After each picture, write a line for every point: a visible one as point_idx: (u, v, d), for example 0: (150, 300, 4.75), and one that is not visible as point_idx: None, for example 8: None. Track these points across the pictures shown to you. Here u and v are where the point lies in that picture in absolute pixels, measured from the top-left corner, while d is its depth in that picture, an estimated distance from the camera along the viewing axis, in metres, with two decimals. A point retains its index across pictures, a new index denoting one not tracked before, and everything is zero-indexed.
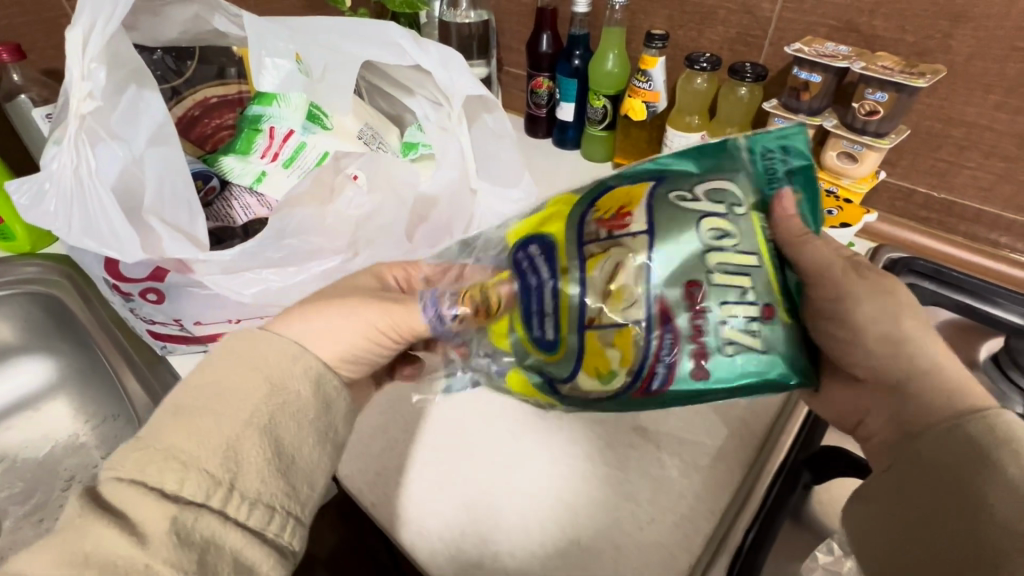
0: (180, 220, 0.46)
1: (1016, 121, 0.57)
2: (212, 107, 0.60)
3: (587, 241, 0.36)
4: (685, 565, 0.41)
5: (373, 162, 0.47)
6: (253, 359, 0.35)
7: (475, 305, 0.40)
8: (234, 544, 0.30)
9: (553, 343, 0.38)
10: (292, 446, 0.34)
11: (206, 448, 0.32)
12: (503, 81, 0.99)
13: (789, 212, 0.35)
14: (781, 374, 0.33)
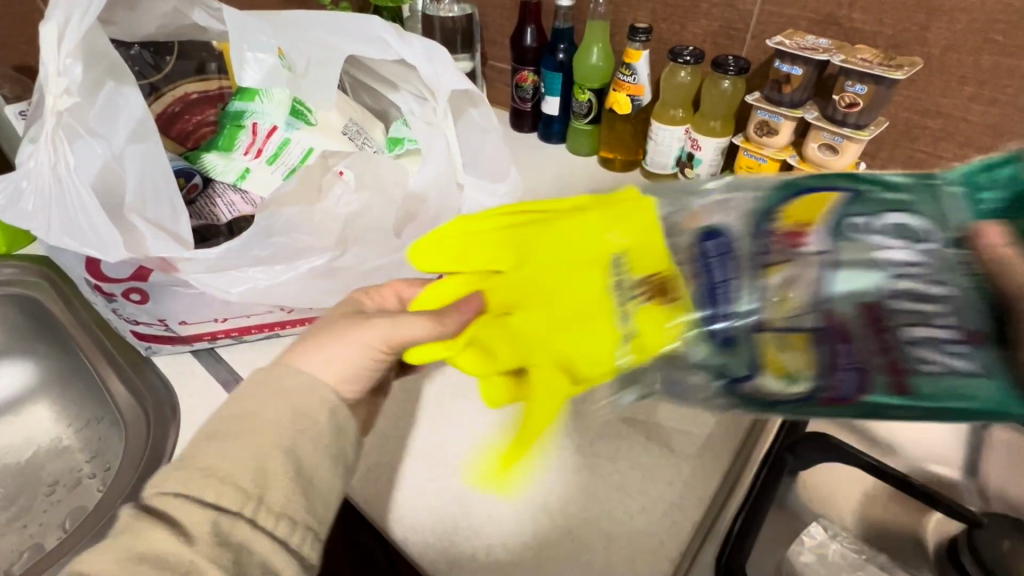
0: (163, 218, 0.44)
1: (990, 112, 0.59)
2: (193, 102, 0.59)
3: (771, 246, 0.33)
4: (675, 550, 0.42)
5: (363, 161, 0.48)
6: (275, 386, 0.39)
7: (644, 288, 0.36)
8: (262, 551, 0.34)
9: (726, 340, 0.33)
10: (311, 467, 0.37)
11: (238, 465, 0.35)
12: (487, 75, 0.98)
13: (999, 243, 0.29)
14: (995, 402, 0.28)
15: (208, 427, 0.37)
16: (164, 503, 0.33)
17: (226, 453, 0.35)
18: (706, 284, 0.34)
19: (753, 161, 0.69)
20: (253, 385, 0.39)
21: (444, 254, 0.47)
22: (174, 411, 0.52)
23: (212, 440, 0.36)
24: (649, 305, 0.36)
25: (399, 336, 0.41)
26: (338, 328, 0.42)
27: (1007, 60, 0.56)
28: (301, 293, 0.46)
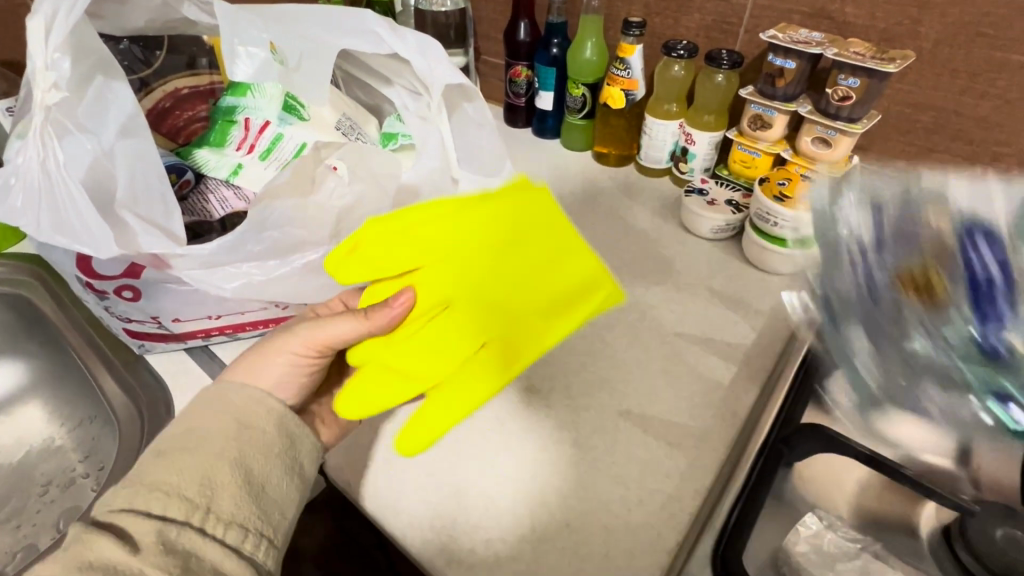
0: (154, 214, 0.43)
1: (981, 105, 0.59)
2: (183, 98, 0.58)
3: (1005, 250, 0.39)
4: (672, 542, 0.42)
5: (354, 152, 0.47)
6: (214, 400, 0.41)
7: (917, 284, 0.42)
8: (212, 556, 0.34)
9: (996, 348, 0.38)
10: (261, 476, 0.39)
11: (186, 478, 0.36)
12: (481, 70, 0.98)
13: None
14: None
15: (156, 446, 0.38)
16: (116, 516, 0.34)
17: (172, 468, 0.36)
18: (956, 281, 0.40)
19: (747, 155, 0.69)
20: (194, 403, 0.41)
21: (366, 262, 0.47)
22: (169, 408, 0.52)
23: (156, 456, 0.37)
24: (926, 296, 0.41)
25: (324, 335, 0.44)
26: (270, 341, 0.45)
27: (998, 53, 0.56)
28: (295, 287, 0.47)
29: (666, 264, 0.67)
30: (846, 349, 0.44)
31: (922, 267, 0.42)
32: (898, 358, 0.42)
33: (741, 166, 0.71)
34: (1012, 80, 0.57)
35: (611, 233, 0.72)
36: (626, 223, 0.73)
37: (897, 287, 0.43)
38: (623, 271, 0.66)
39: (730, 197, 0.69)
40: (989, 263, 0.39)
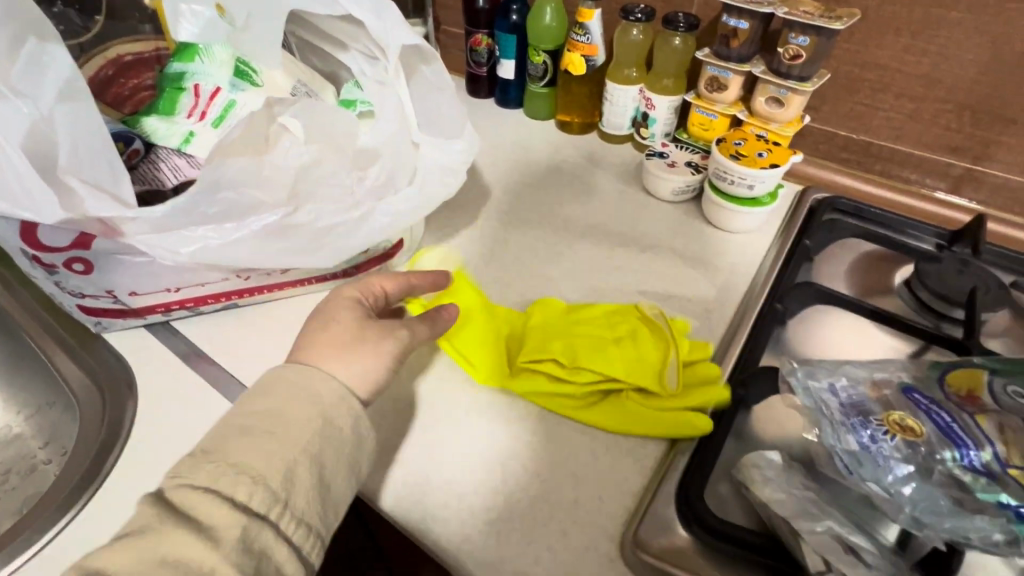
0: (101, 180, 0.42)
1: (923, 62, 0.61)
2: (127, 66, 0.55)
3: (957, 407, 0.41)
4: (637, 485, 0.44)
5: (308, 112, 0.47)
6: (301, 388, 0.41)
7: (904, 428, 0.40)
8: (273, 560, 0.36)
9: (980, 465, 0.37)
10: (331, 477, 0.40)
11: (268, 466, 0.37)
12: (442, 41, 0.97)
13: None
14: None
15: (243, 422, 0.40)
16: (196, 503, 0.35)
17: (253, 453, 0.38)
18: (939, 427, 0.40)
19: (705, 117, 0.71)
20: (269, 384, 0.42)
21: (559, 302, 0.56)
22: (130, 386, 0.51)
23: (238, 435, 0.39)
24: (904, 432, 0.40)
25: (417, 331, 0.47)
26: (345, 324, 0.45)
27: (938, 11, 0.58)
28: (255, 253, 0.45)
29: (630, 228, 0.68)
30: (867, 465, 0.39)
31: (881, 389, 0.43)
32: (914, 472, 0.38)
33: (699, 129, 0.72)
34: (950, 37, 0.59)
35: (577, 200, 0.73)
36: (591, 190, 0.74)
37: (880, 423, 0.41)
38: (588, 236, 0.67)
39: (690, 159, 0.71)
40: (933, 414, 0.41)
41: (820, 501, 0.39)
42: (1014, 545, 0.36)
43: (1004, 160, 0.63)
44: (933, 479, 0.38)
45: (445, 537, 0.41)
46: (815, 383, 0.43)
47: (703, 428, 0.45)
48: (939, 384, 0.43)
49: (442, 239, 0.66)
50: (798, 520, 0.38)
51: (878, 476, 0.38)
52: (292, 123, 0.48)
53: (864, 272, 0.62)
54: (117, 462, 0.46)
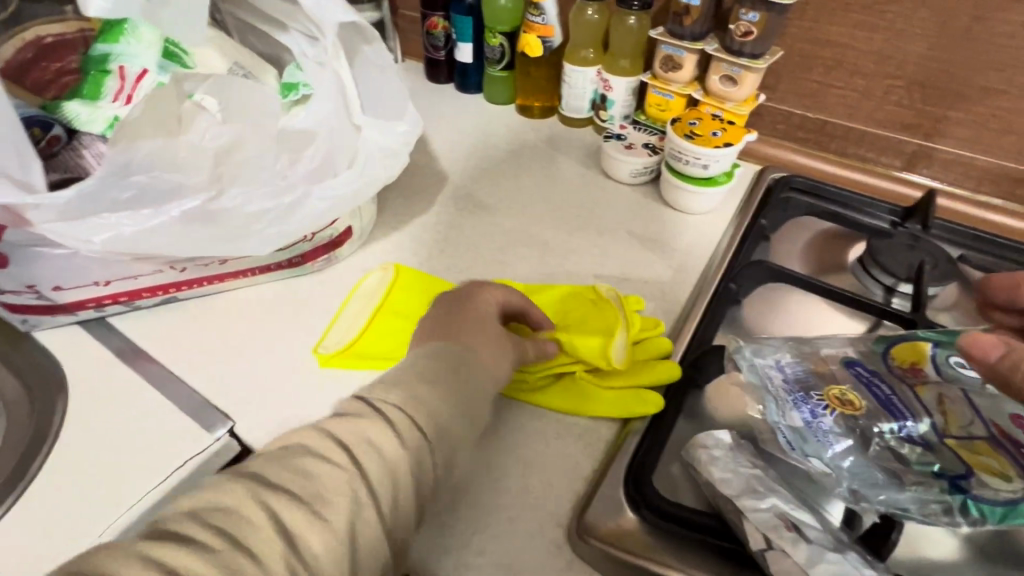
0: (6, 165, 0.38)
1: (874, 39, 0.61)
2: (49, 48, 0.52)
3: (901, 379, 0.41)
4: (589, 468, 0.44)
5: (226, 85, 0.46)
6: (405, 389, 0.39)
7: (844, 403, 0.40)
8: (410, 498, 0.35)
9: (916, 437, 0.38)
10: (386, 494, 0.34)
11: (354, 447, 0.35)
12: (400, 26, 0.94)
13: None
14: None
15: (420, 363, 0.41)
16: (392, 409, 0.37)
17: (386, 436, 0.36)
18: (879, 400, 0.40)
19: (661, 98, 0.70)
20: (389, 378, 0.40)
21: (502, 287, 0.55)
22: (61, 385, 0.48)
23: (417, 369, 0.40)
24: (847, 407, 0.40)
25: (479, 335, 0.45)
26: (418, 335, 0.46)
27: None
28: (178, 240, 0.43)
29: (589, 211, 0.67)
30: (810, 441, 0.39)
31: (826, 364, 0.43)
32: (853, 445, 0.39)
33: (656, 110, 0.71)
34: (899, 12, 0.59)
35: (537, 184, 0.71)
36: (552, 174, 0.73)
37: (821, 398, 0.41)
38: (547, 221, 0.66)
39: (647, 140, 0.70)
40: (875, 386, 0.41)
41: (766, 478, 0.39)
42: (949, 515, 0.36)
43: (955, 136, 0.64)
44: (871, 450, 0.39)
45: None
46: (760, 359, 0.43)
47: (653, 405, 0.45)
48: (882, 357, 0.43)
49: (396, 226, 0.64)
50: (742, 498, 0.37)
51: (818, 452, 0.39)
52: (207, 100, 0.46)
53: (819, 250, 0.62)
54: (45, 464, 0.44)
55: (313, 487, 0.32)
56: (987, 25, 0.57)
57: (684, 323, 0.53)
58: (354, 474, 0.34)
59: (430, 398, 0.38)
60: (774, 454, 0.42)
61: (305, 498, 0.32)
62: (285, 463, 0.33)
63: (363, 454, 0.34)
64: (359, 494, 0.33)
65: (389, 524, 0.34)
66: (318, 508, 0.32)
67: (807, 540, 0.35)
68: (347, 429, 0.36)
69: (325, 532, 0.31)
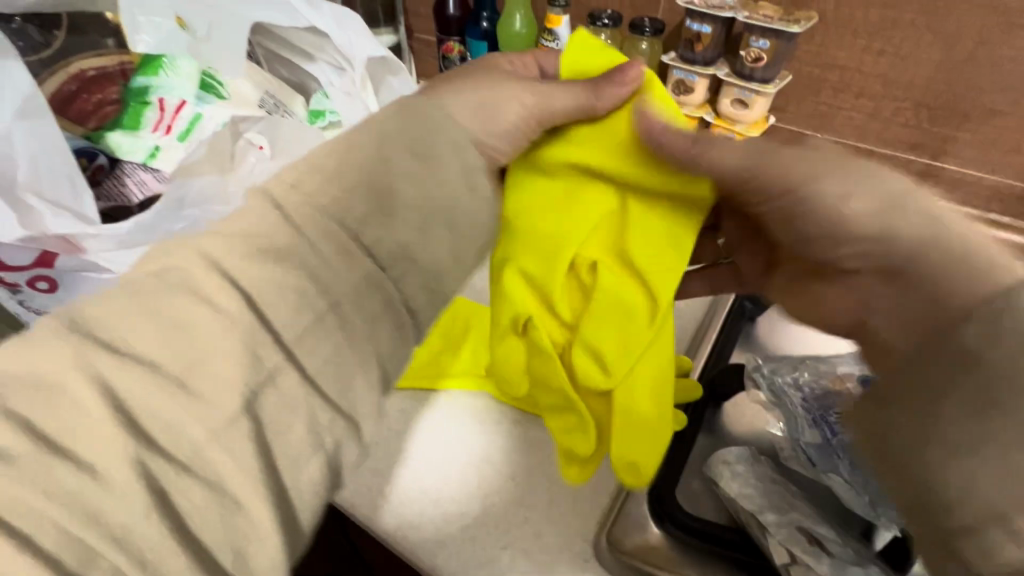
0: (62, 197, 0.41)
1: (881, 63, 0.63)
2: (91, 80, 0.54)
3: None
4: (612, 485, 0.45)
5: (273, 125, 0.47)
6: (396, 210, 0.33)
7: None
8: (348, 365, 0.30)
9: None
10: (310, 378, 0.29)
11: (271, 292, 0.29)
12: (415, 49, 0.97)
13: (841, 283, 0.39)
14: None
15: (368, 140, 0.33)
16: (316, 232, 0.30)
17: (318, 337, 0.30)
18: None
19: None
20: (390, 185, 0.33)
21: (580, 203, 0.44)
22: None
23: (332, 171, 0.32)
24: None
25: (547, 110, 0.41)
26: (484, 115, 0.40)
27: (891, 13, 0.60)
28: None
29: None
30: (826, 457, 0.41)
31: (845, 382, 0.43)
32: None
33: None
34: (904, 38, 0.61)
35: None
36: None
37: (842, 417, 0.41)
38: None
39: None
40: None
41: (787, 494, 0.40)
42: None
43: (963, 155, 0.65)
44: None
45: (419, 544, 0.41)
46: (780, 378, 0.45)
47: (677, 423, 0.46)
48: None
49: None
50: (764, 514, 0.38)
51: (836, 467, 0.40)
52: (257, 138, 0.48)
53: None
54: None
55: (186, 346, 0.26)
56: (991, 49, 0.58)
57: (701, 338, 0.55)
58: (260, 330, 0.28)
59: (357, 208, 0.31)
60: (797, 473, 0.43)
61: (171, 371, 0.26)
62: (149, 310, 0.26)
63: (269, 302, 0.28)
64: (264, 357, 0.28)
65: (323, 393, 0.29)
66: (186, 386, 0.26)
67: (830, 555, 0.36)
68: (249, 273, 0.28)
69: (218, 416, 0.26)
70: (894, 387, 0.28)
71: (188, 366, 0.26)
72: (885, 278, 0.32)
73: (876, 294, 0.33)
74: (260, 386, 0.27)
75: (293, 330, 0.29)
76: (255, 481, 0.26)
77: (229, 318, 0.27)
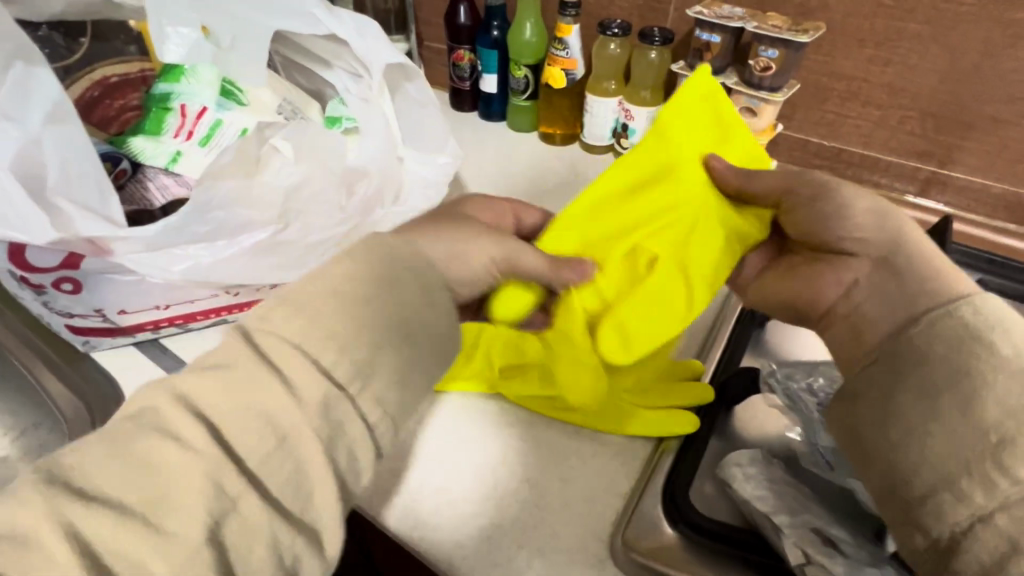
0: (90, 200, 0.42)
1: (888, 72, 0.65)
2: (113, 86, 0.55)
3: None
4: (625, 487, 0.45)
5: (299, 131, 0.47)
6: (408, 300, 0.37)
7: None
8: (313, 478, 0.32)
9: None
10: (266, 502, 0.31)
11: (244, 427, 0.32)
12: (424, 57, 0.98)
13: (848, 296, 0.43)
14: None
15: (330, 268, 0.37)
16: (280, 357, 0.33)
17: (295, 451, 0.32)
18: None
19: None
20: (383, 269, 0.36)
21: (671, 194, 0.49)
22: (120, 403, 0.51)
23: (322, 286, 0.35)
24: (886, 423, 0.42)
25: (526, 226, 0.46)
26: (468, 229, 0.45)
27: (898, 23, 0.61)
28: (246, 267, 0.47)
29: None
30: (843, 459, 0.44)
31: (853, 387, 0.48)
32: None
33: None
34: (910, 48, 0.62)
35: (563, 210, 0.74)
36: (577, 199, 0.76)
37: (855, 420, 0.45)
38: None
39: None
40: None
41: (800, 497, 0.41)
42: None
43: (969, 164, 0.66)
44: None
45: (435, 544, 0.42)
46: (794, 383, 0.48)
47: (688, 423, 0.47)
48: None
49: None
50: (778, 515, 0.39)
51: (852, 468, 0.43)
52: (283, 145, 0.47)
53: None
54: None
55: (155, 485, 0.29)
56: (997, 60, 0.59)
57: (710, 343, 0.55)
58: (226, 462, 0.31)
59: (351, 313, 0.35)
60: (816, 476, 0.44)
61: (140, 507, 0.29)
62: (124, 455, 0.30)
63: (236, 433, 0.31)
64: (228, 486, 0.30)
65: (285, 511, 0.32)
66: (156, 520, 0.29)
67: (844, 556, 0.37)
68: (219, 407, 0.32)
69: (183, 549, 0.28)
70: (886, 384, 0.36)
71: (157, 503, 0.29)
72: (897, 275, 0.40)
73: (865, 276, 0.42)
74: (224, 517, 0.30)
75: (257, 456, 0.31)
76: None
77: (197, 455, 0.30)
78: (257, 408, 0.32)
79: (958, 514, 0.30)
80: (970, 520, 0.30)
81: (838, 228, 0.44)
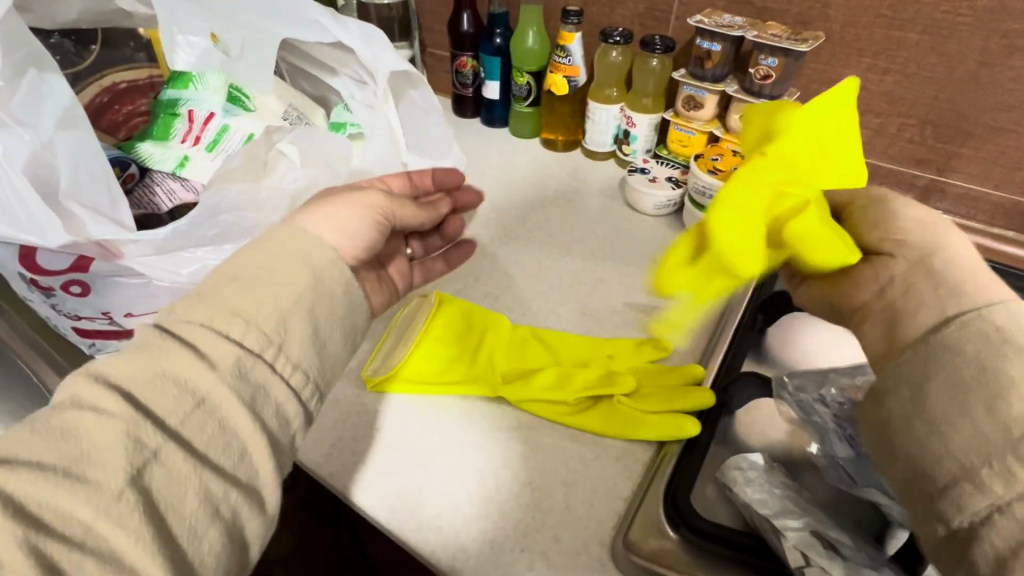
0: (100, 204, 0.42)
1: (886, 81, 0.65)
2: (122, 92, 0.57)
3: None
4: (627, 491, 0.46)
5: (308, 135, 0.49)
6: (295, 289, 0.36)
7: None
8: (242, 435, 0.32)
9: None
10: (191, 459, 0.30)
11: (157, 390, 0.31)
12: (428, 63, 0.99)
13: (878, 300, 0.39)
14: None
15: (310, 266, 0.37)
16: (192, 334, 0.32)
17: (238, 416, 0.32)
18: None
19: (683, 134, 0.74)
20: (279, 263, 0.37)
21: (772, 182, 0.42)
22: None
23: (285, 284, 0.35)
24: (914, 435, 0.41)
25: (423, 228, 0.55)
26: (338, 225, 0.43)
27: (896, 33, 0.62)
28: None
29: (614, 241, 0.70)
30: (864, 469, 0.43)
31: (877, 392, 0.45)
32: None
33: (677, 145, 0.76)
34: (909, 57, 0.63)
35: (565, 216, 0.75)
36: (578, 204, 0.76)
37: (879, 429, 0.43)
38: (574, 251, 0.69)
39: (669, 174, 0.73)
40: None
41: (799, 500, 0.41)
42: None
43: (967, 171, 0.66)
44: None
45: (436, 545, 0.42)
46: (806, 395, 0.47)
47: (691, 428, 0.47)
48: None
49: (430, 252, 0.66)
50: (779, 518, 0.39)
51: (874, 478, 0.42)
52: (289, 149, 0.48)
53: None
54: None
55: (78, 448, 0.28)
56: (994, 70, 0.60)
57: (710, 348, 0.56)
58: (144, 421, 0.30)
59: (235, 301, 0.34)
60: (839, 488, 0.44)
61: (62, 465, 0.28)
62: (43, 427, 0.29)
63: (151, 395, 0.30)
64: (147, 440, 0.29)
65: (215, 465, 0.31)
66: (79, 471, 0.28)
67: (844, 558, 0.37)
68: (133, 372, 0.31)
69: (106, 497, 0.27)
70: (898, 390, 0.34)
71: (77, 460, 0.28)
72: (935, 278, 0.36)
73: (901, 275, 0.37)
74: (145, 466, 0.29)
75: (177, 415, 0.31)
76: (146, 546, 0.27)
77: (113, 419, 0.29)
78: (196, 390, 0.31)
79: (978, 502, 0.29)
80: (989, 510, 0.28)
81: (881, 227, 0.39)
